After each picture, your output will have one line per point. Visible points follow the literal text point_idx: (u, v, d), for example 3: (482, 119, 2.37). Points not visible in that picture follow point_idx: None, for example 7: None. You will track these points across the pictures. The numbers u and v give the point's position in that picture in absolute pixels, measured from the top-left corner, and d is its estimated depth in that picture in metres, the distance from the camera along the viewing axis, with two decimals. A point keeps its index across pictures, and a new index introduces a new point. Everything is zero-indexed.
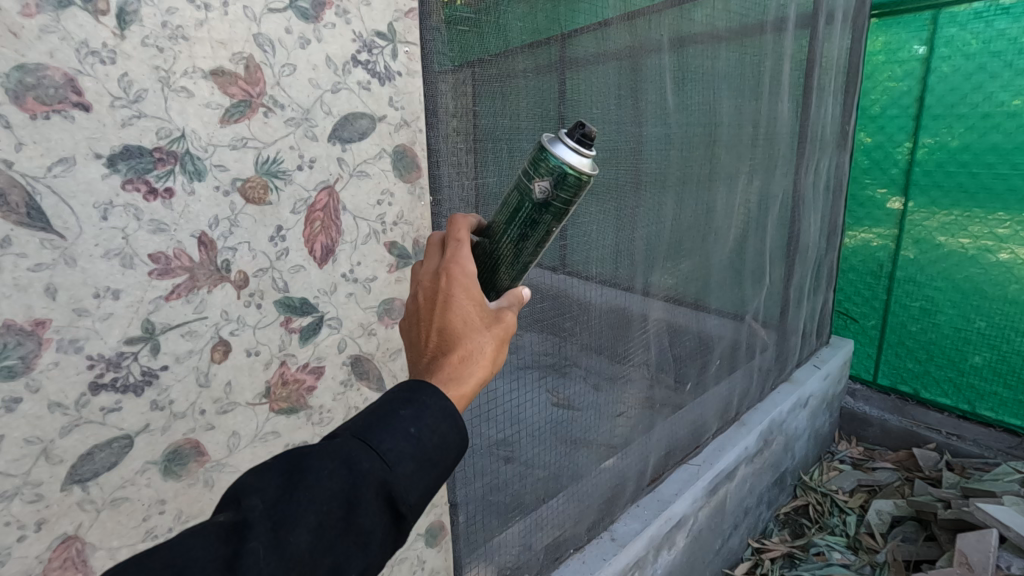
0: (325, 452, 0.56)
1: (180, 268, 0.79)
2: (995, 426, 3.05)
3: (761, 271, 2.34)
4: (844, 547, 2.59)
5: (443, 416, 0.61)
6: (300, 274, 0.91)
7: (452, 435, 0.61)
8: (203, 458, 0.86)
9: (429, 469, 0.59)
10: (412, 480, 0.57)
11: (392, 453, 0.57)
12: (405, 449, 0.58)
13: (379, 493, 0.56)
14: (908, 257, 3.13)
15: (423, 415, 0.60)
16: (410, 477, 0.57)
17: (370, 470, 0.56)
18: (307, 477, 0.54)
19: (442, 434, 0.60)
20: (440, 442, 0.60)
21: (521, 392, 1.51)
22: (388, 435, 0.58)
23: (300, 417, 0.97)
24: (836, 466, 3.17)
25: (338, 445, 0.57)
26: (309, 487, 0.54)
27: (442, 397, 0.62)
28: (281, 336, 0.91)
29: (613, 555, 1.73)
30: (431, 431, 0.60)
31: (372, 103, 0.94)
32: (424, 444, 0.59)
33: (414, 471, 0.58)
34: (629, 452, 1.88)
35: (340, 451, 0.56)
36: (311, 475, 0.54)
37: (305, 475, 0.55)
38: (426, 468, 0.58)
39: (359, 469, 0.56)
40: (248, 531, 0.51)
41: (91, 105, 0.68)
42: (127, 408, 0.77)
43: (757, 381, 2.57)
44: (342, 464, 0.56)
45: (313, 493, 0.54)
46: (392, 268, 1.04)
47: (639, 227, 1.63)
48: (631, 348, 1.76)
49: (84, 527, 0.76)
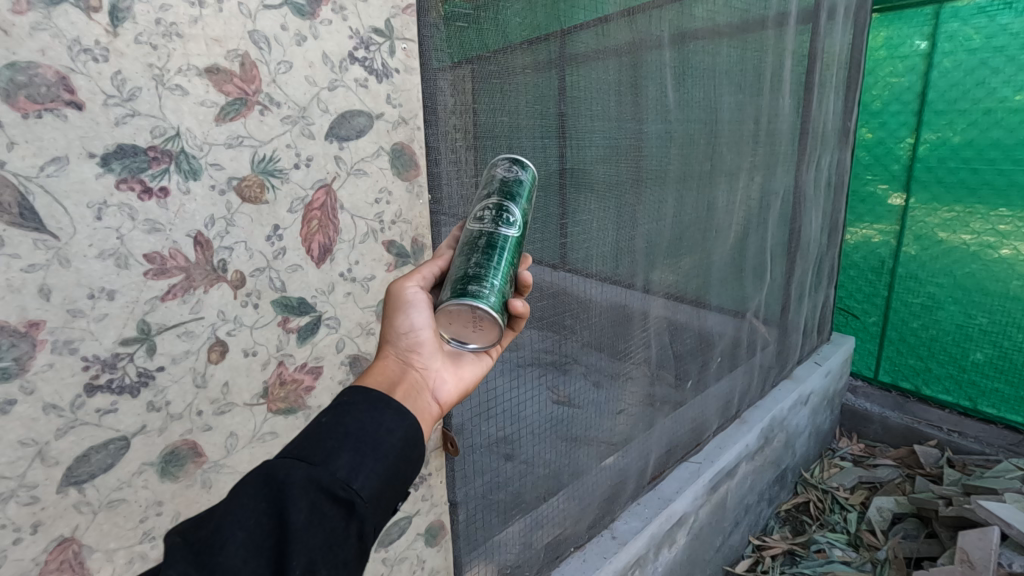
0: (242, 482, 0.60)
1: (176, 268, 0.78)
2: (996, 423, 3.05)
3: (762, 268, 2.33)
4: (845, 544, 2.59)
5: (364, 409, 0.67)
6: (297, 273, 0.90)
7: (379, 422, 0.67)
8: (200, 459, 0.85)
9: (362, 457, 0.63)
10: (344, 469, 0.61)
11: (315, 453, 0.61)
12: (328, 446, 0.62)
13: (311, 491, 0.59)
14: (910, 254, 3.11)
15: (346, 413, 0.66)
16: (344, 467, 0.61)
17: (294, 474, 0.59)
18: (226, 508, 0.58)
19: (367, 425, 0.66)
20: (368, 432, 0.65)
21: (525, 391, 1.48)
22: (307, 441, 0.62)
23: (298, 417, 0.96)
24: (837, 463, 3.17)
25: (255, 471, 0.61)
26: (229, 515, 0.57)
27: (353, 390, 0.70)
28: (278, 335, 0.90)
29: (613, 553, 1.73)
30: (354, 426, 0.65)
31: (369, 100, 0.94)
32: (349, 437, 0.64)
33: (346, 460, 0.62)
34: (629, 450, 1.88)
35: (258, 471, 0.60)
36: (228, 504, 0.58)
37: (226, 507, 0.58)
38: (358, 456, 0.63)
39: (282, 477, 0.59)
40: (167, 564, 0.55)
41: (84, 104, 0.68)
42: (122, 409, 0.76)
43: (758, 378, 2.57)
44: (262, 482, 0.59)
45: (238, 515, 0.57)
46: (390, 267, 1.03)
47: (639, 224, 1.62)
48: (632, 345, 1.75)
49: (81, 529, 0.76)
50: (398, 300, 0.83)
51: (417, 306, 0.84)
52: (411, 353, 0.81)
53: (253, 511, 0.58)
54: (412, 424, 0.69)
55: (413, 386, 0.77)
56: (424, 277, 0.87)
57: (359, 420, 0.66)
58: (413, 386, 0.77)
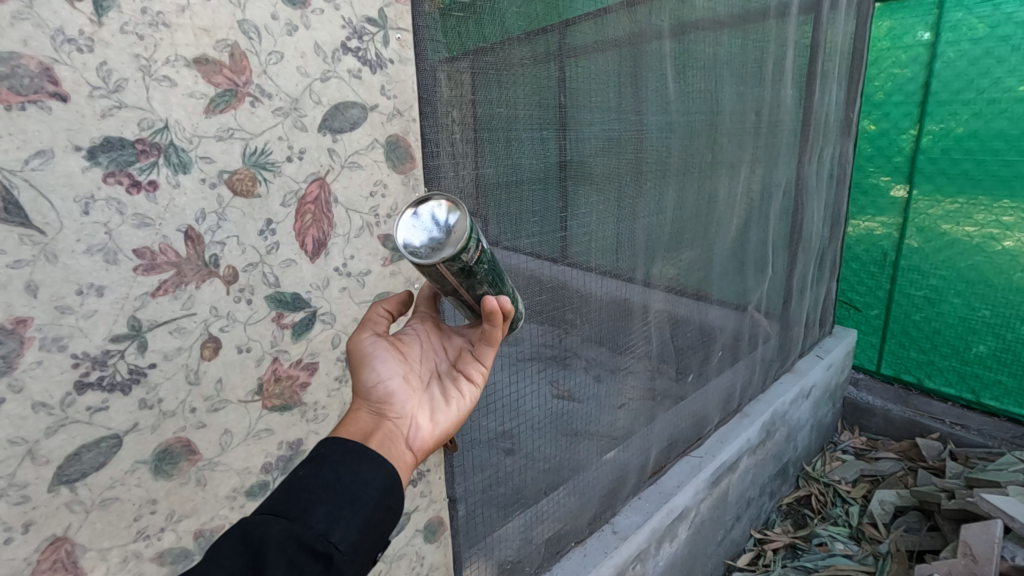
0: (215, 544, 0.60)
1: (166, 263, 0.77)
2: (999, 416, 3.04)
3: (764, 261, 2.31)
4: (847, 537, 2.58)
5: (344, 459, 0.69)
6: (291, 268, 0.89)
7: (358, 473, 0.68)
8: (194, 457, 0.84)
9: (338, 510, 0.65)
10: (322, 522, 0.63)
11: (293, 507, 0.63)
12: (306, 500, 0.64)
13: (289, 545, 0.60)
14: (913, 246, 3.09)
15: (323, 465, 0.67)
16: (321, 520, 0.63)
17: (273, 529, 0.60)
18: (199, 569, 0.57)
19: (345, 476, 0.67)
20: (346, 484, 0.67)
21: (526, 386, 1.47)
22: (285, 495, 0.64)
23: (294, 414, 0.95)
24: (838, 456, 3.16)
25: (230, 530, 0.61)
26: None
27: (334, 445, 0.71)
28: (272, 331, 0.89)
29: (614, 548, 1.72)
30: (330, 477, 0.67)
31: (363, 92, 0.92)
32: (327, 488, 0.65)
33: (322, 514, 0.63)
34: (630, 444, 1.87)
35: (233, 528, 0.60)
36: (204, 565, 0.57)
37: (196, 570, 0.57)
38: (335, 508, 0.64)
39: (260, 533, 0.60)
40: None
41: (69, 95, 0.66)
42: (114, 407, 0.75)
43: (760, 371, 2.55)
44: (237, 538, 0.60)
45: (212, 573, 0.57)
46: (386, 262, 1.02)
47: (640, 217, 1.60)
48: (632, 339, 1.74)
49: (74, 528, 0.75)
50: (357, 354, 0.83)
51: (378, 356, 0.84)
52: (384, 405, 0.80)
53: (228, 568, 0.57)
54: (390, 474, 0.71)
55: (386, 435, 0.77)
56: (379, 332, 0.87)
57: (336, 472, 0.68)
58: (384, 438, 0.76)
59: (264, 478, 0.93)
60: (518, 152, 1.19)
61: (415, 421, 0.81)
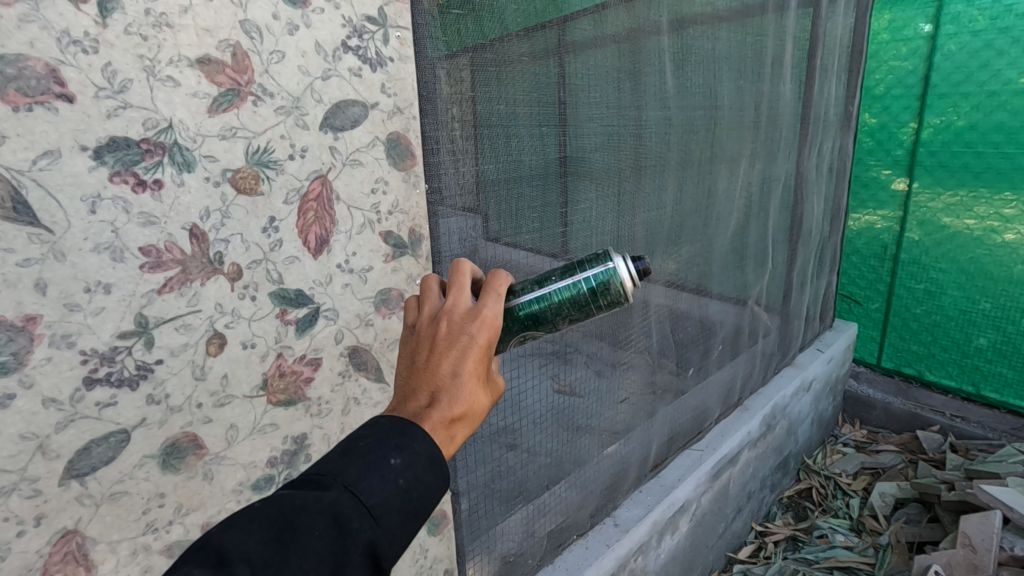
0: (305, 509, 0.55)
1: (172, 261, 0.78)
2: (999, 408, 3.05)
3: (764, 255, 2.32)
4: (847, 529, 2.60)
5: (438, 461, 0.62)
6: (294, 265, 0.90)
7: (440, 481, 0.63)
8: (201, 452, 0.86)
9: (413, 522, 0.60)
10: (397, 534, 0.58)
11: (382, 510, 0.57)
12: (395, 503, 0.58)
13: (368, 554, 0.56)
14: (913, 239, 3.10)
15: (418, 465, 0.60)
16: (398, 532, 0.58)
17: (361, 532, 0.55)
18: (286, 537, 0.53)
19: (432, 485, 0.62)
20: (429, 495, 0.61)
21: (529, 379, 1.49)
22: (379, 490, 0.57)
23: (298, 409, 0.96)
24: (839, 449, 3.18)
25: (327, 500, 0.55)
26: (299, 551, 0.53)
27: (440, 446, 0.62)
28: (276, 328, 0.90)
29: (616, 541, 1.73)
30: (418, 483, 0.60)
31: (363, 90, 0.93)
32: (414, 498, 0.59)
33: (402, 525, 0.59)
34: (631, 439, 1.88)
35: (325, 507, 0.55)
36: (301, 536, 0.53)
37: (287, 535, 0.53)
38: (412, 521, 0.60)
39: (349, 529, 0.55)
40: None
41: (75, 96, 0.67)
42: (122, 403, 0.76)
43: (760, 365, 2.57)
44: (331, 523, 0.55)
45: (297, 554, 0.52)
46: (387, 259, 1.03)
47: (640, 212, 1.61)
48: (632, 334, 1.75)
49: (84, 521, 0.76)
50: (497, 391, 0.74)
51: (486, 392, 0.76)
52: None
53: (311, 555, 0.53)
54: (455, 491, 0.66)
55: None
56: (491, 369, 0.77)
57: (426, 478, 0.61)
58: None
59: (269, 472, 0.95)
60: (518, 149, 1.20)
61: None
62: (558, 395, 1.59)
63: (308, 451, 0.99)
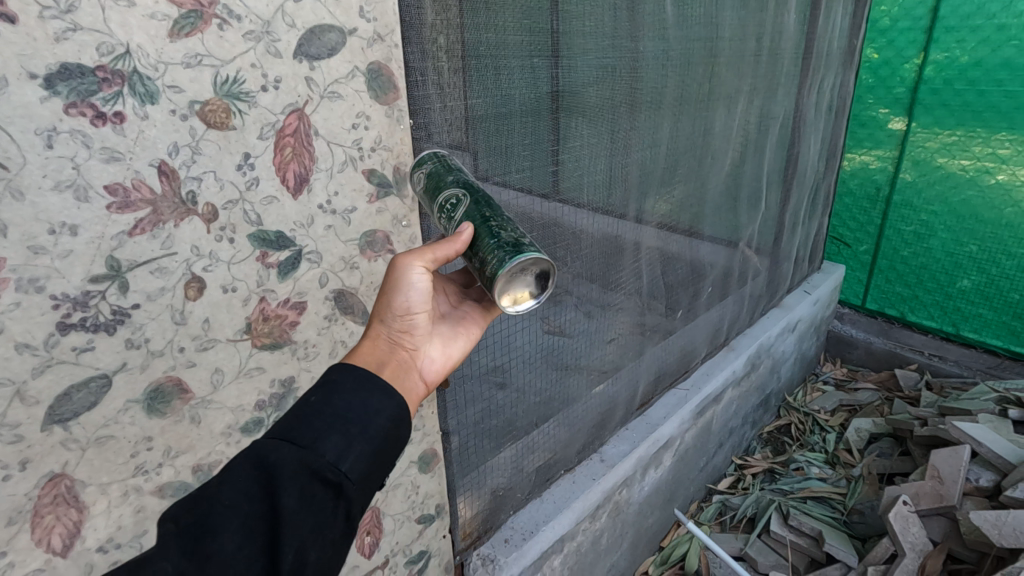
0: (233, 465, 0.63)
1: (141, 200, 0.74)
2: (976, 347, 3.12)
3: (757, 196, 2.28)
4: (823, 462, 2.71)
5: (355, 389, 0.71)
6: (273, 205, 0.86)
7: (367, 403, 0.71)
8: (187, 396, 0.84)
9: (349, 438, 0.67)
10: (333, 451, 0.65)
11: (305, 434, 0.65)
12: (319, 428, 0.66)
13: (302, 472, 0.63)
14: (906, 181, 3.07)
15: (334, 394, 0.70)
16: (332, 449, 0.65)
17: (286, 457, 0.63)
18: (219, 490, 0.62)
19: (357, 405, 0.70)
20: (357, 413, 0.69)
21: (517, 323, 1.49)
22: (297, 423, 0.66)
23: (284, 352, 0.95)
24: (819, 387, 3.29)
25: (245, 452, 0.64)
26: (226, 493, 0.61)
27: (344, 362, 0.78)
28: (258, 271, 0.88)
29: (601, 475, 1.80)
30: (339, 408, 0.68)
31: (340, 14, 0.85)
32: (337, 418, 0.68)
33: (334, 443, 0.66)
34: (619, 378, 1.92)
35: (249, 454, 0.64)
36: (224, 484, 0.62)
37: (218, 488, 0.62)
38: (346, 438, 0.67)
39: (271, 461, 0.63)
40: (155, 556, 0.57)
41: (17, 16, 0.61)
42: (100, 347, 0.74)
43: (748, 306, 2.60)
44: (253, 464, 0.63)
45: (232, 498, 0.61)
46: (371, 199, 0.99)
47: (634, 151, 1.56)
48: (623, 276, 1.74)
49: (71, 465, 0.75)
50: (396, 275, 0.82)
51: (417, 287, 0.83)
52: (404, 335, 0.85)
53: (247, 495, 0.62)
54: (397, 404, 0.73)
55: (401, 366, 0.82)
56: (440, 256, 0.84)
57: (345, 402, 0.69)
58: (397, 368, 0.80)
59: (258, 414, 0.94)
60: (508, 82, 1.13)
61: (428, 353, 0.88)
62: (548, 336, 1.59)
63: (297, 393, 0.98)
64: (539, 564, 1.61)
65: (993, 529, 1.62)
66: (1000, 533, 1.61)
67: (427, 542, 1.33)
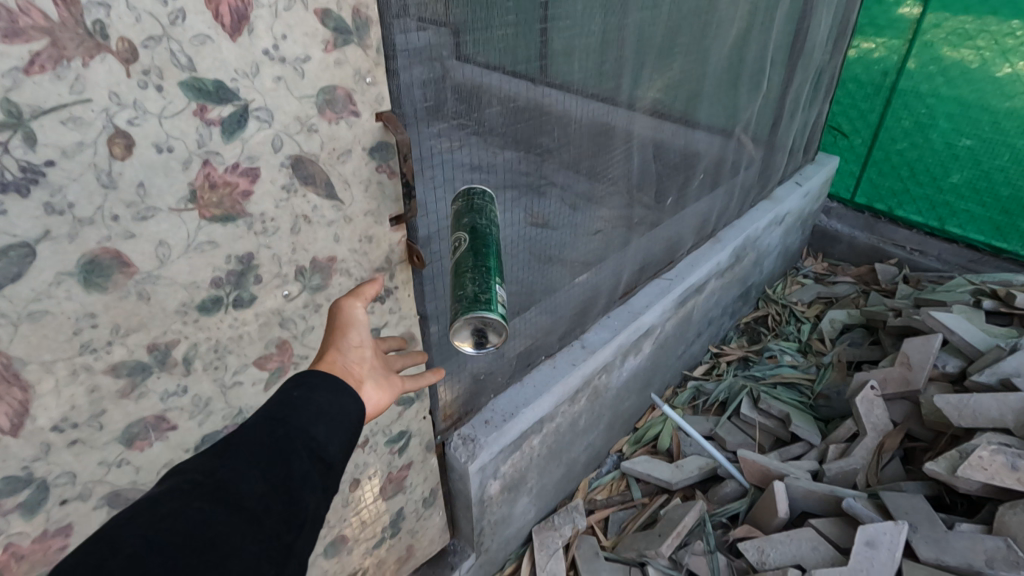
0: (225, 444, 0.62)
1: (34, 29, 0.60)
2: (958, 242, 3.12)
3: (760, 75, 2.11)
4: (795, 351, 2.79)
5: (336, 386, 0.72)
6: (207, 47, 0.72)
7: (346, 402, 0.72)
8: (129, 269, 0.75)
9: (332, 425, 0.68)
10: (320, 436, 0.66)
11: (297, 423, 0.65)
12: (309, 418, 0.66)
13: (300, 454, 0.63)
14: (915, 66, 2.90)
15: (314, 390, 0.70)
16: (322, 436, 0.66)
17: (284, 436, 0.63)
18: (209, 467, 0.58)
19: (336, 402, 0.70)
20: (338, 408, 0.70)
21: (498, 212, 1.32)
22: (288, 410, 0.66)
23: (239, 226, 0.84)
24: (799, 280, 3.31)
25: (230, 438, 0.62)
26: (218, 472, 0.58)
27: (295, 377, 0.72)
28: (196, 129, 0.75)
29: (582, 360, 1.81)
30: (323, 402, 0.69)
31: None
32: (322, 410, 0.68)
33: (320, 429, 0.66)
34: (603, 267, 1.87)
35: (244, 434, 0.63)
36: (216, 462, 0.59)
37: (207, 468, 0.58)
38: (330, 426, 0.68)
39: (271, 441, 0.62)
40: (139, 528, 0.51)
41: None
42: (14, 210, 0.64)
43: (738, 196, 2.51)
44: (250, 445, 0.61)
45: (224, 472, 0.58)
46: (328, 47, 0.84)
47: (631, 13, 1.38)
48: (611, 162, 1.62)
49: (4, 341, 0.68)
50: (342, 317, 0.82)
51: (362, 325, 0.83)
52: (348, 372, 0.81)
53: (240, 467, 0.59)
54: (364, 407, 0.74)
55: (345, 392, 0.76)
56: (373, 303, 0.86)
57: (326, 397, 0.70)
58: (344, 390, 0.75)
59: (216, 293, 0.85)
60: None
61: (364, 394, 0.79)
62: (531, 227, 1.46)
63: (258, 272, 0.89)
64: (518, 443, 1.66)
65: (953, 411, 1.66)
66: (960, 415, 1.65)
67: (407, 424, 1.31)
